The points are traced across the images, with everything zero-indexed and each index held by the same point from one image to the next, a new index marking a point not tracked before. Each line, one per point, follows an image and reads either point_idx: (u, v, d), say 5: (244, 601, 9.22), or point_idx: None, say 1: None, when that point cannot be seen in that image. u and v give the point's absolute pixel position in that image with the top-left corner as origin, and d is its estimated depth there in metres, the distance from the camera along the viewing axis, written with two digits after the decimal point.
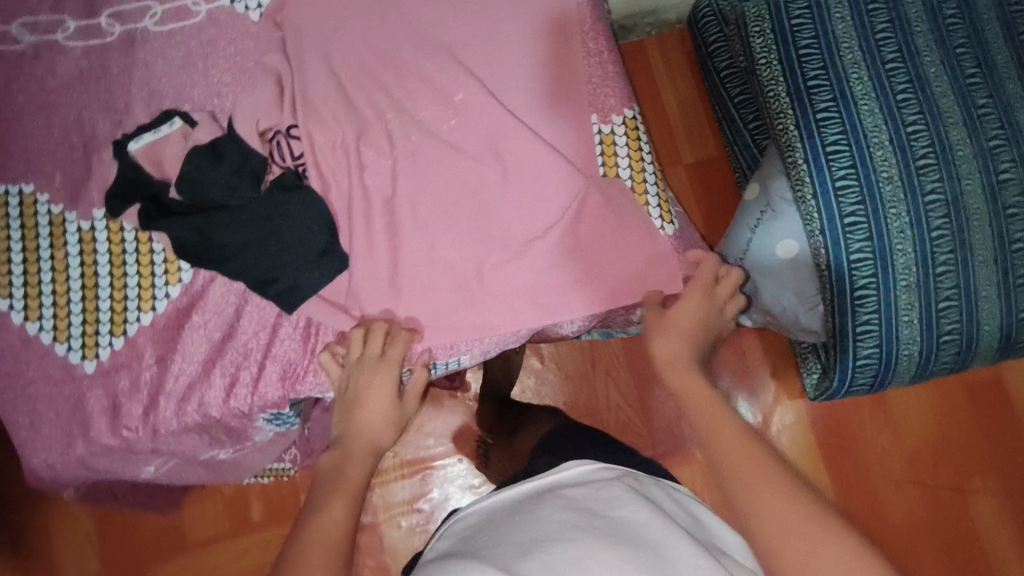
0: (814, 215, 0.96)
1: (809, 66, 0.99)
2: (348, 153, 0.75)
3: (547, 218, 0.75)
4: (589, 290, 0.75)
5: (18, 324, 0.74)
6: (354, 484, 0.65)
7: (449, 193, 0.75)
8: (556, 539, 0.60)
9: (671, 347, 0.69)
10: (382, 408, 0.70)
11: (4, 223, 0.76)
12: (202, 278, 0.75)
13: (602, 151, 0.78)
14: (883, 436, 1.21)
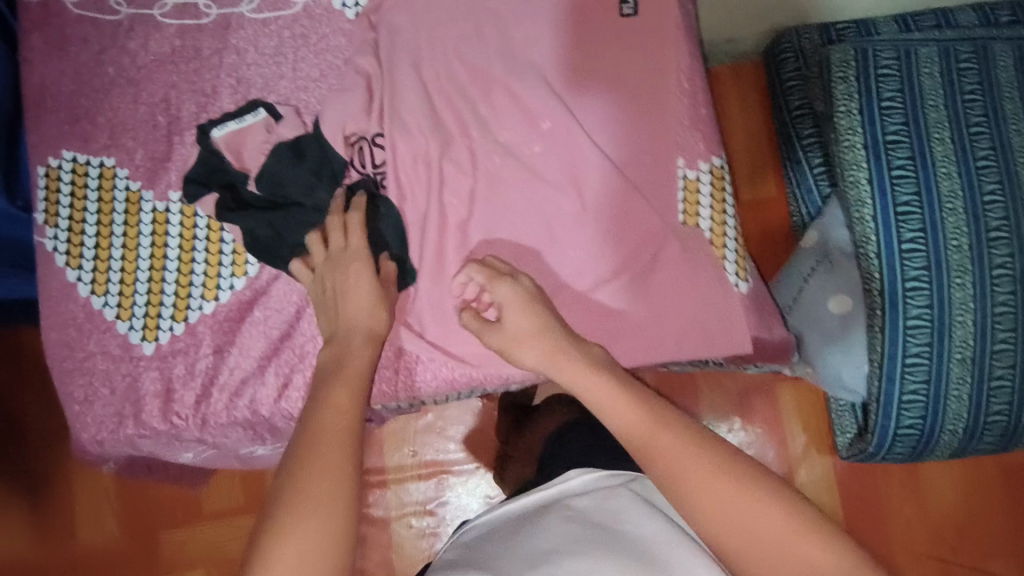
0: (874, 274, 0.92)
1: (890, 119, 0.93)
2: (429, 167, 0.74)
3: (620, 261, 0.73)
4: (653, 338, 0.73)
5: (84, 297, 0.75)
6: (358, 373, 0.64)
7: (524, 219, 0.74)
8: (562, 552, 0.61)
9: (536, 350, 0.68)
10: (370, 291, 0.68)
11: (82, 194, 0.76)
12: (267, 274, 0.75)
13: (684, 197, 0.74)
14: (908, 505, 1.18)
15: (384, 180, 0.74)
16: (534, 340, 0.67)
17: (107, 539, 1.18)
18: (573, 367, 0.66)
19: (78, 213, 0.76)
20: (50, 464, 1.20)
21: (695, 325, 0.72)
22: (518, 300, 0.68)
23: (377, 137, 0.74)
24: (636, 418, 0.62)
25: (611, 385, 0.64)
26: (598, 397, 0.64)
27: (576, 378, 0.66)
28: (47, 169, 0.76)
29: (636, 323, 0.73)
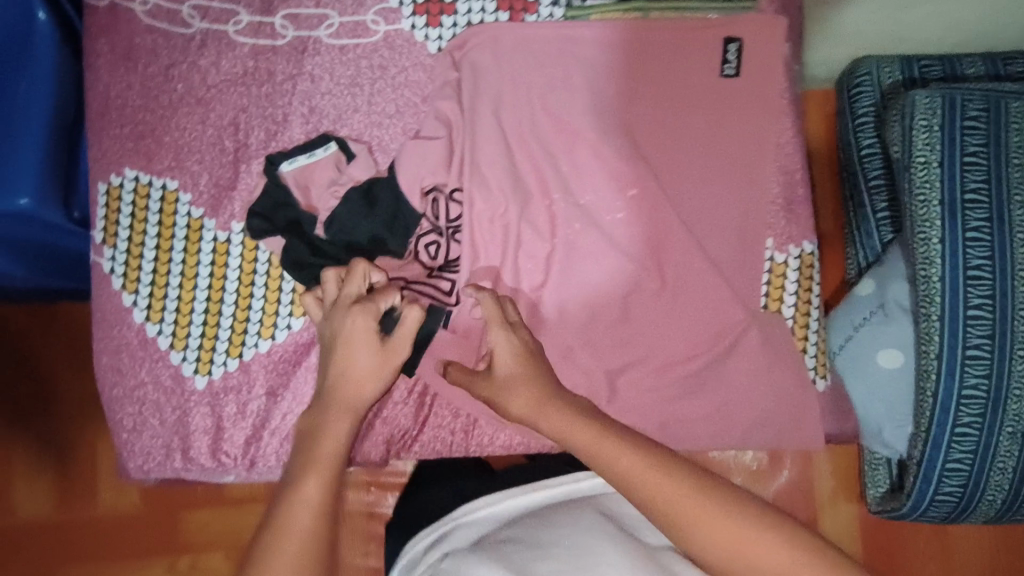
0: (933, 337, 0.78)
1: (970, 174, 0.78)
2: (507, 229, 0.71)
3: (694, 343, 0.70)
4: (719, 426, 0.70)
5: (139, 322, 0.73)
6: (331, 458, 0.58)
7: (598, 292, 0.71)
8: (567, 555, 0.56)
9: (524, 398, 0.61)
10: (367, 355, 0.62)
11: (142, 216, 0.73)
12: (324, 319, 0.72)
13: (769, 280, 0.71)
14: (932, 564, 1.18)
15: (457, 235, 0.72)
16: (520, 391, 0.62)
17: (125, 515, 1.10)
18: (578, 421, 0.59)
19: (137, 235, 0.73)
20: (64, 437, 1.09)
21: (764, 416, 0.70)
22: (510, 342, 0.63)
23: (456, 191, 0.71)
24: (661, 484, 0.54)
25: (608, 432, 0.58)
26: (608, 458, 0.56)
27: (582, 438, 0.58)
28: (107, 187, 0.73)
29: (705, 408, 0.70)
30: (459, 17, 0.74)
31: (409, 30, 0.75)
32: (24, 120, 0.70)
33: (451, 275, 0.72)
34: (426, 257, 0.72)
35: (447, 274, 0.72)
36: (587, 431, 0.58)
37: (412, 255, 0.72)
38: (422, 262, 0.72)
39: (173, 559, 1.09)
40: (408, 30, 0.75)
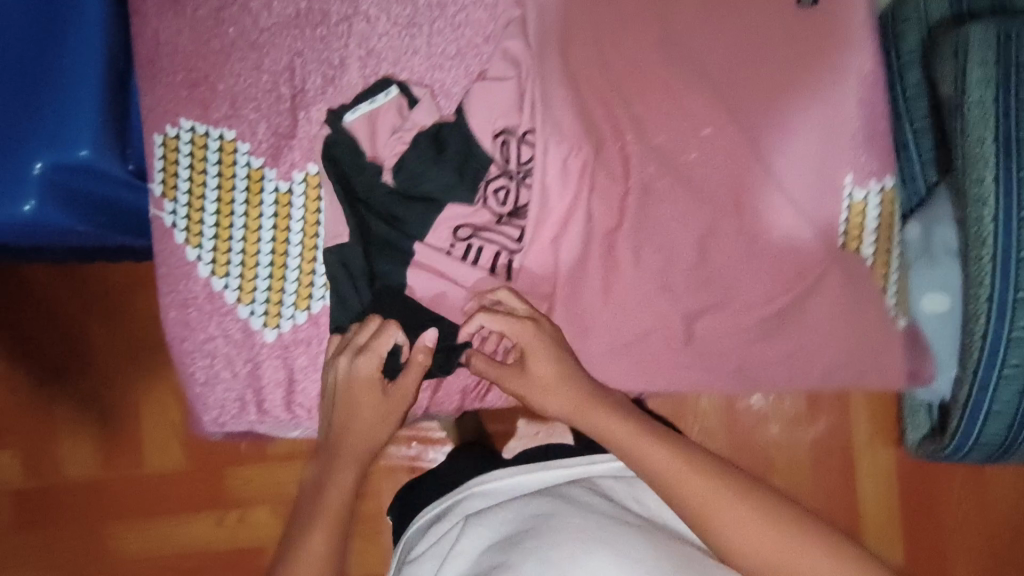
0: (985, 282, 0.60)
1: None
2: (580, 177, 0.70)
3: (768, 285, 0.70)
4: (789, 367, 0.71)
5: (205, 277, 0.72)
6: (334, 508, 0.65)
7: (671, 236, 0.71)
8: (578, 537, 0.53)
9: (566, 405, 0.65)
10: (371, 407, 0.68)
11: (202, 167, 0.71)
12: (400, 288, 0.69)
13: (848, 218, 0.70)
14: (967, 503, 1.18)
15: (528, 178, 0.70)
16: (557, 391, 0.65)
17: (171, 471, 1.11)
18: (629, 424, 0.63)
19: (198, 187, 0.71)
20: (105, 396, 1.10)
21: (840, 356, 0.70)
22: (547, 354, 0.65)
23: (527, 133, 0.69)
24: (689, 478, 0.59)
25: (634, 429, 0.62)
26: (641, 463, 0.60)
27: (621, 435, 0.62)
28: (164, 138, 0.71)
29: (780, 350, 0.70)
30: None
31: None
32: (78, 70, 0.66)
33: (519, 222, 0.70)
34: (494, 203, 0.70)
35: (516, 221, 0.70)
36: (625, 426, 0.63)
37: (481, 202, 0.70)
38: (490, 208, 0.70)
39: (221, 514, 1.11)
40: None
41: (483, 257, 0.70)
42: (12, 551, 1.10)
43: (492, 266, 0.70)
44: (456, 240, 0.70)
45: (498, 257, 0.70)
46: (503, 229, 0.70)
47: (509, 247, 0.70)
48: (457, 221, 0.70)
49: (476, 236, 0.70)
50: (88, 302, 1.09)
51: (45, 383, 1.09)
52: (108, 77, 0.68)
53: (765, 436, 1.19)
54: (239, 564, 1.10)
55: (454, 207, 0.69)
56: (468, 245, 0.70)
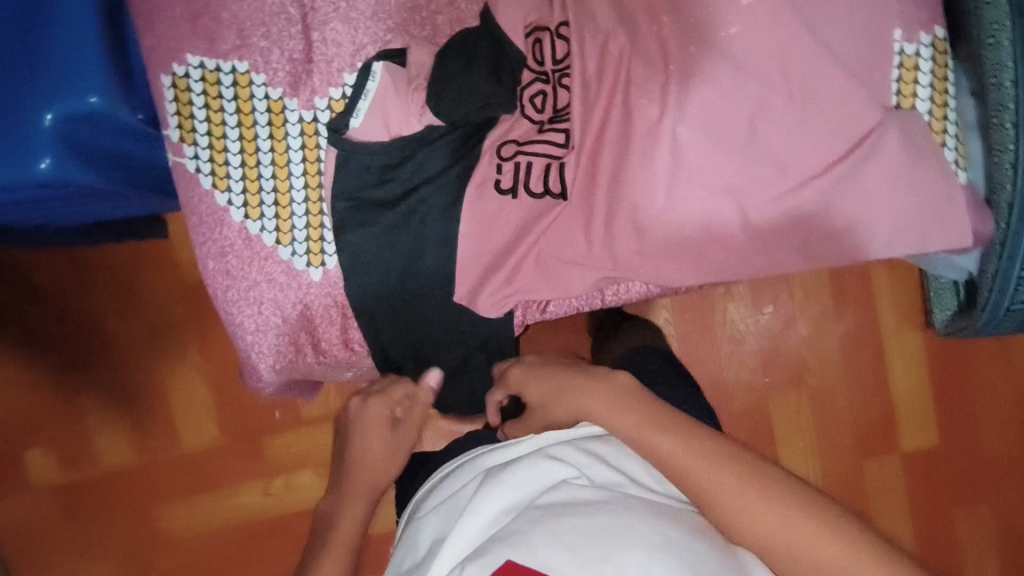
0: (1008, 146, 0.67)
1: None
2: (619, 69, 0.66)
3: (828, 154, 0.66)
4: (849, 239, 0.68)
5: (239, 223, 0.69)
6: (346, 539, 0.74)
7: (722, 116, 0.65)
8: (584, 513, 0.54)
9: (568, 408, 0.69)
10: (382, 440, 0.77)
11: (218, 105, 0.67)
12: (450, 209, 0.68)
13: (900, 76, 0.68)
14: (998, 377, 1.20)
15: (565, 75, 0.69)
16: (561, 396, 0.70)
17: (209, 448, 1.11)
18: (631, 411, 0.66)
19: (217, 127, 0.67)
20: (132, 380, 1.09)
21: (902, 221, 0.67)
22: (530, 378, 0.73)
23: (561, 26, 0.69)
24: (691, 460, 0.62)
25: (630, 410, 0.66)
26: (644, 440, 0.64)
27: (627, 421, 0.65)
28: (173, 79, 0.66)
29: (839, 225, 0.68)
30: None
31: None
32: (71, 10, 0.61)
33: (562, 125, 0.68)
34: (532, 110, 0.68)
35: (559, 125, 0.68)
36: (630, 415, 0.66)
37: (520, 113, 0.68)
38: (530, 116, 0.68)
39: (267, 483, 1.11)
40: None
41: (532, 172, 0.67)
42: (64, 546, 1.09)
43: (544, 179, 0.67)
44: (502, 160, 0.67)
45: (549, 169, 0.67)
46: (547, 137, 0.67)
47: (557, 155, 0.67)
48: (500, 138, 0.68)
49: (521, 150, 0.68)
50: (108, 284, 1.08)
51: (70, 372, 1.09)
52: (102, 15, 0.63)
53: (798, 337, 1.17)
54: (290, 531, 1.11)
55: (492, 131, 0.68)
56: (515, 162, 0.67)
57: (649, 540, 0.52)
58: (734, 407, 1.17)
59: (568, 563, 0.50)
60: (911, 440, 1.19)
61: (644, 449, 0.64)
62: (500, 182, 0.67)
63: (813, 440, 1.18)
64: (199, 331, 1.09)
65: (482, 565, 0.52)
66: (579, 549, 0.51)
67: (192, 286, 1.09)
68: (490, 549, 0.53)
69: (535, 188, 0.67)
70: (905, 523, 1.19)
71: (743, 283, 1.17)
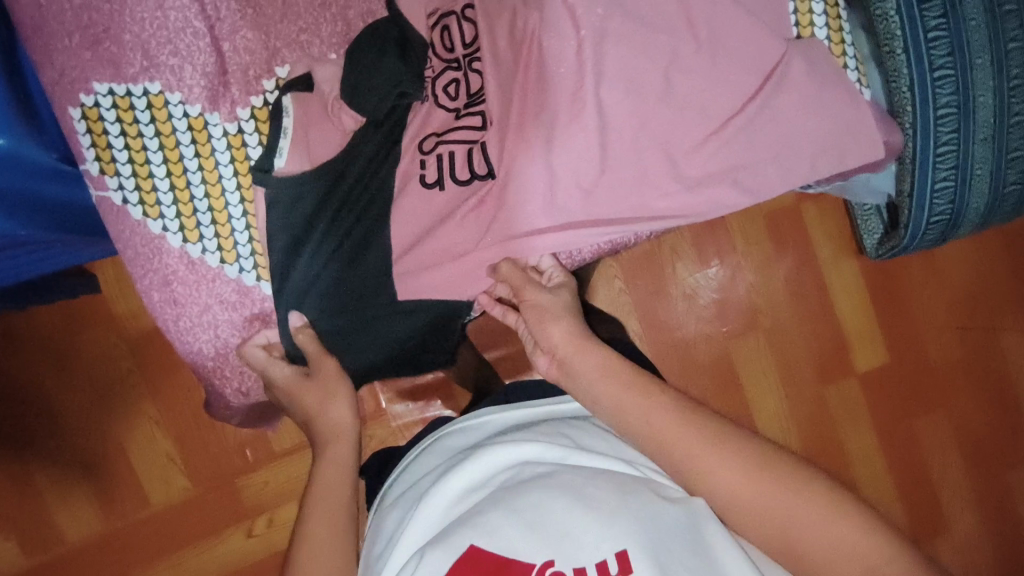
0: (902, 70, 0.74)
1: None
2: (529, 51, 0.66)
3: (743, 91, 0.69)
4: (773, 169, 0.71)
5: (178, 248, 0.67)
6: (334, 493, 0.64)
7: (640, 68, 0.66)
8: (544, 488, 0.56)
9: (566, 335, 0.66)
10: (311, 392, 0.69)
11: (135, 130, 0.65)
12: (389, 205, 0.68)
13: (796, 8, 0.73)
14: (928, 288, 1.28)
15: (474, 56, 0.69)
16: (554, 319, 0.67)
17: (180, 501, 1.06)
18: (619, 380, 0.63)
19: (138, 153, 0.65)
20: (83, 447, 1.04)
21: (821, 142, 0.71)
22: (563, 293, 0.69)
23: (465, 9, 0.70)
24: (691, 432, 0.59)
25: (615, 364, 0.63)
26: (618, 396, 0.62)
27: (619, 394, 0.62)
28: (83, 110, 0.63)
29: (764, 154, 0.70)
30: None
31: None
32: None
33: (478, 107, 0.68)
34: (447, 99, 0.69)
35: (474, 108, 0.68)
36: (617, 372, 0.63)
37: (433, 102, 0.69)
38: (445, 105, 0.69)
39: (249, 524, 1.07)
40: None
41: (456, 161, 0.67)
42: None
43: (468, 165, 0.67)
44: (424, 154, 0.68)
45: (471, 154, 0.67)
46: (463, 121, 0.68)
47: (476, 138, 0.67)
48: (419, 133, 0.69)
49: (441, 141, 0.68)
50: (43, 350, 1.02)
51: (16, 452, 1.02)
52: None
53: (745, 280, 1.22)
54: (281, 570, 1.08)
55: (407, 130, 0.69)
56: (437, 154, 0.68)
57: (607, 509, 0.53)
58: (697, 359, 1.21)
59: (528, 541, 0.53)
60: (864, 359, 1.26)
61: (618, 413, 0.61)
62: (425, 176, 0.68)
63: (774, 378, 1.23)
64: (149, 382, 1.05)
65: (445, 551, 0.53)
66: (539, 528, 0.53)
67: (134, 337, 1.05)
68: (454, 533, 0.54)
69: (461, 176, 0.67)
70: (870, 438, 1.26)
71: (685, 238, 1.21)
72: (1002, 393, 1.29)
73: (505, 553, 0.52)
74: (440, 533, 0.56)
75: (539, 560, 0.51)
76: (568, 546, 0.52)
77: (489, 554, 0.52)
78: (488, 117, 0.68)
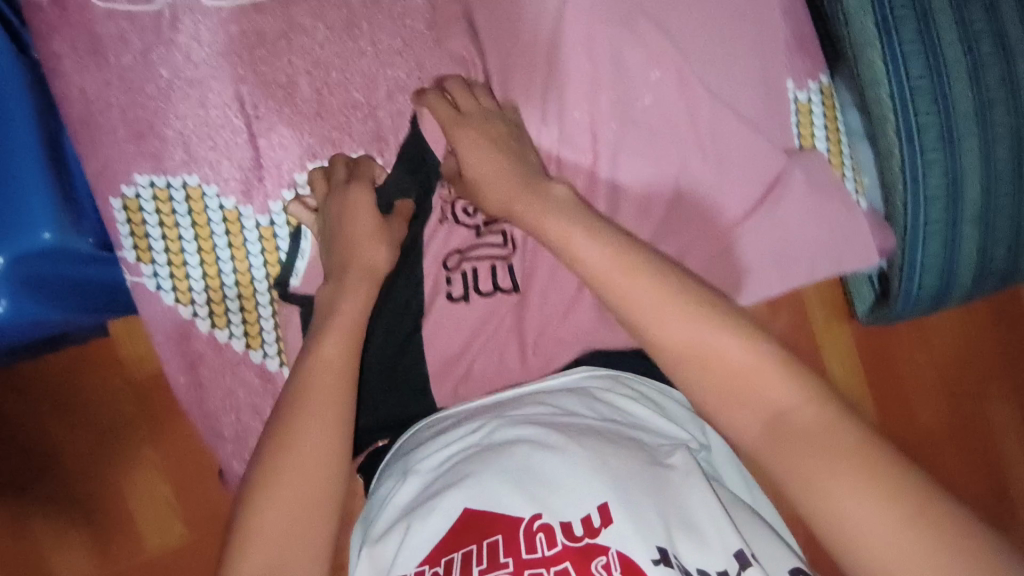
0: (894, 154, 0.73)
1: (904, 28, 0.70)
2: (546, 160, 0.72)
3: (744, 201, 0.74)
4: (774, 270, 0.75)
5: (207, 333, 0.70)
6: (352, 321, 0.59)
7: (645, 178, 0.73)
8: (537, 449, 0.53)
9: (497, 193, 0.63)
10: (369, 217, 0.64)
11: (172, 220, 0.68)
12: (421, 304, 0.72)
13: (799, 121, 0.76)
14: (920, 359, 1.32)
15: None
16: (553, 222, 0.59)
17: (173, 547, 1.05)
18: (681, 312, 0.54)
19: (173, 242, 0.68)
20: (83, 492, 1.04)
21: (819, 249, 0.76)
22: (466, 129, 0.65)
23: None
24: (724, 342, 0.53)
25: (582, 232, 0.58)
26: (617, 297, 0.56)
27: (589, 254, 0.57)
28: (124, 201, 0.67)
29: (765, 257, 0.75)
30: None
31: None
32: (14, 156, 0.63)
33: (498, 227, 0.72)
34: (465, 217, 0.72)
35: (494, 227, 0.72)
36: (602, 253, 0.57)
37: (453, 221, 0.72)
38: (464, 225, 0.72)
39: None
40: None
41: (480, 275, 0.72)
42: None
43: (492, 278, 0.72)
44: (449, 271, 0.72)
45: (495, 269, 0.72)
46: (487, 240, 0.72)
47: (501, 256, 0.73)
48: (442, 251, 0.72)
49: (464, 259, 0.72)
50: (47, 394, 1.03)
51: (15, 494, 1.02)
52: (43, 153, 0.64)
53: None
54: None
55: (432, 243, 0.72)
56: (462, 270, 0.72)
57: (599, 473, 0.50)
58: None
59: (523, 499, 0.50)
60: None
61: (622, 309, 0.56)
62: (451, 291, 0.72)
63: None
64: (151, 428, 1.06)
65: (439, 517, 0.50)
66: (526, 487, 0.50)
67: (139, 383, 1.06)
68: (445, 495, 0.51)
69: (485, 287, 0.72)
70: None
71: None
72: (988, 463, 1.33)
73: (498, 510, 0.49)
74: (429, 497, 0.53)
75: (528, 513, 0.49)
76: (553, 500, 0.49)
77: (484, 515, 0.49)
78: (510, 236, 0.73)
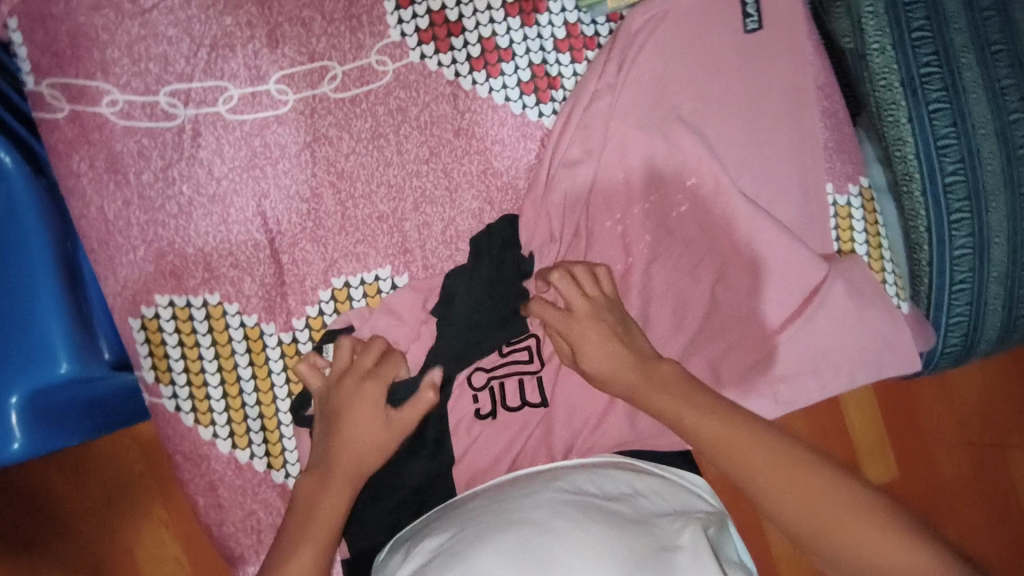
0: (919, 213, 0.67)
1: (931, 88, 0.65)
2: None
3: (786, 309, 0.69)
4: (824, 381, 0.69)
5: (227, 453, 0.68)
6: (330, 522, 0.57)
7: (681, 288, 0.71)
8: (544, 527, 0.46)
9: (612, 369, 0.60)
10: (373, 419, 0.60)
11: (192, 338, 0.66)
12: (446, 425, 0.67)
13: (837, 225, 0.74)
14: None
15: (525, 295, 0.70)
16: (656, 395, 0.59)
17: None
18: (726, 424, 0.57)
19: (193, 362, 0.66)
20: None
21: (859, 357, 0.70)
22: (576, 302, 0.63)
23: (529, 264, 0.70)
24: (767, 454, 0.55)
25: (627, 364, 0.60)
26: (661, 409, 0.59)
27: (626, 375, 0.60)
28: (142, 320, 0.65)
29: (804, 367, 0.69)
30: (469, 35, 0.69)
31: (420, 61, 0.68)
32: (38, 310, 0.64)
33: (523, 342, 0.68)
34: None
35: (520, 344, 0.68)
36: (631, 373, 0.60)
37: None
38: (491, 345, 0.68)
39: None
40: (418, 61, 0.68)
41: (507, 391, 0.68)
42: None
43: (519, 393, 0.68)
44: (475, 390, 0.67)
45: (521, 384, 0.68)
46: (514, 356, 0.68)
47: (529, 371, 0.68)
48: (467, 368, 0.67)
49: (491, 376, 0.68)
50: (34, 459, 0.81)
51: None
52: (65, 293, 0.66)
53: None
54: None
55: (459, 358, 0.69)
56: (489, 388, 0.67)
57: (596, 560, 0.43)
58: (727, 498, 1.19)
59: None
60: None
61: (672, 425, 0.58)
62: (479, 408, 0.67)
63: None
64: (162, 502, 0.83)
65: None
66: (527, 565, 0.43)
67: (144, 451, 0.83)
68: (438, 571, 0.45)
69: (512, 403, 0.68)
70: None
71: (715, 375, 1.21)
72: None
73: None
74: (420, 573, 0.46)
75: None
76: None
77: None
78: (537, 350, 0.69)
